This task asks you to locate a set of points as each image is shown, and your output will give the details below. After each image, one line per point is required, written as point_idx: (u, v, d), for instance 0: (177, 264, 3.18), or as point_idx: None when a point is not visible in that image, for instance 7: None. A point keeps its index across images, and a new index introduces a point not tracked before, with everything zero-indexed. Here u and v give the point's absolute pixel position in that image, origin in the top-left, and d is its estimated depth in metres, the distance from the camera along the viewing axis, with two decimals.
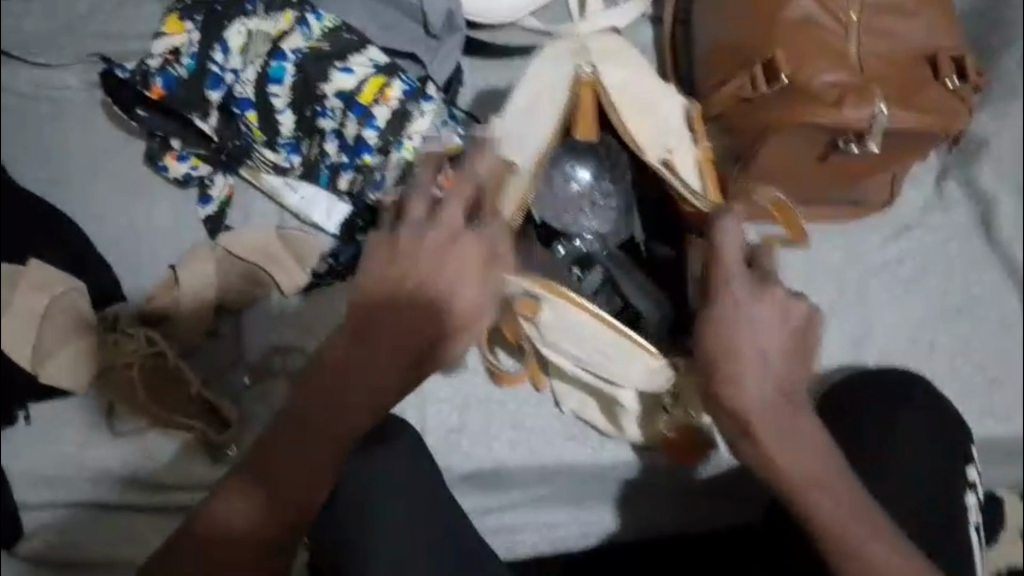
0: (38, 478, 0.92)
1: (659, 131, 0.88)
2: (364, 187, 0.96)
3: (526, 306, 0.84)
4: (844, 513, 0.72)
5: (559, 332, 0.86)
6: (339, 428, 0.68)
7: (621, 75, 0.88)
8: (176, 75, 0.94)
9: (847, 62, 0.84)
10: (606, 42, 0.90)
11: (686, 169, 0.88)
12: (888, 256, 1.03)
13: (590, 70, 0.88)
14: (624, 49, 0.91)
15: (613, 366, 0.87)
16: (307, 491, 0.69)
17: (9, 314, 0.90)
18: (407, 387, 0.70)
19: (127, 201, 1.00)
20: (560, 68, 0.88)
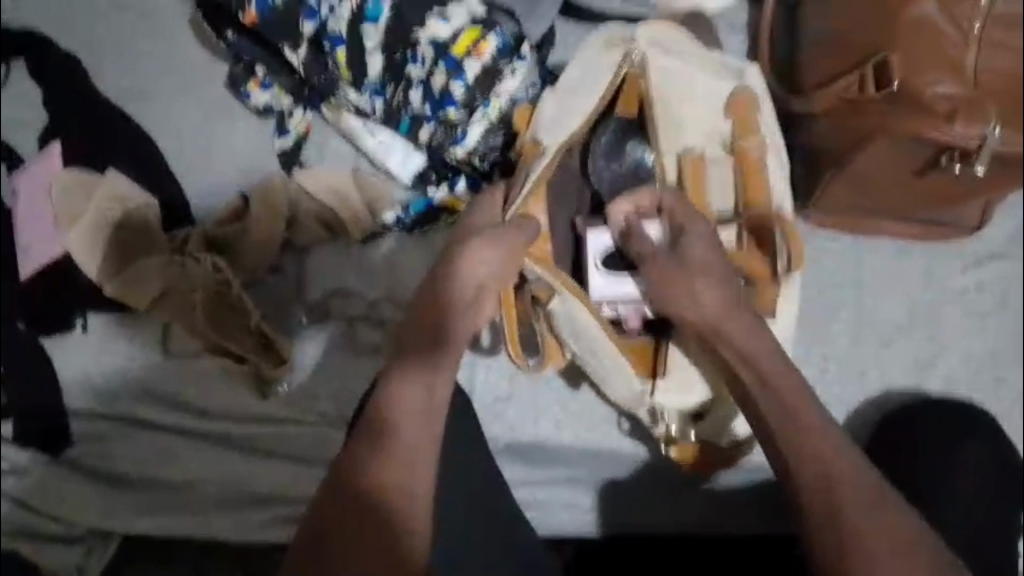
0: (84, 382, 0.94)
1: (689, 130, 0.91)
2: (444, 141, 0.95)
3: (540, 291, 0.86)
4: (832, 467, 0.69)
5: (561, 323, 0.86)
6: (400, 385, 0.73)
7: (668, 75, 0.91)
8: (271, 2, 0.91)
9: (962, 72, 0.79)
10: (659, 28, 0.92)
11: (715, 173, 0.90)
12: (968, 283, 1.00)
13: (639, 59, 0.89)
14: (677, 38, 0.92)
15: (602, 373, 0.89)
16: (367, 451, 0.70)
17: (83, 223, 0.93)
18: (443, 352, 0.75)
19: (203, 123, 1.00)
20: (608, 58, 0.89)
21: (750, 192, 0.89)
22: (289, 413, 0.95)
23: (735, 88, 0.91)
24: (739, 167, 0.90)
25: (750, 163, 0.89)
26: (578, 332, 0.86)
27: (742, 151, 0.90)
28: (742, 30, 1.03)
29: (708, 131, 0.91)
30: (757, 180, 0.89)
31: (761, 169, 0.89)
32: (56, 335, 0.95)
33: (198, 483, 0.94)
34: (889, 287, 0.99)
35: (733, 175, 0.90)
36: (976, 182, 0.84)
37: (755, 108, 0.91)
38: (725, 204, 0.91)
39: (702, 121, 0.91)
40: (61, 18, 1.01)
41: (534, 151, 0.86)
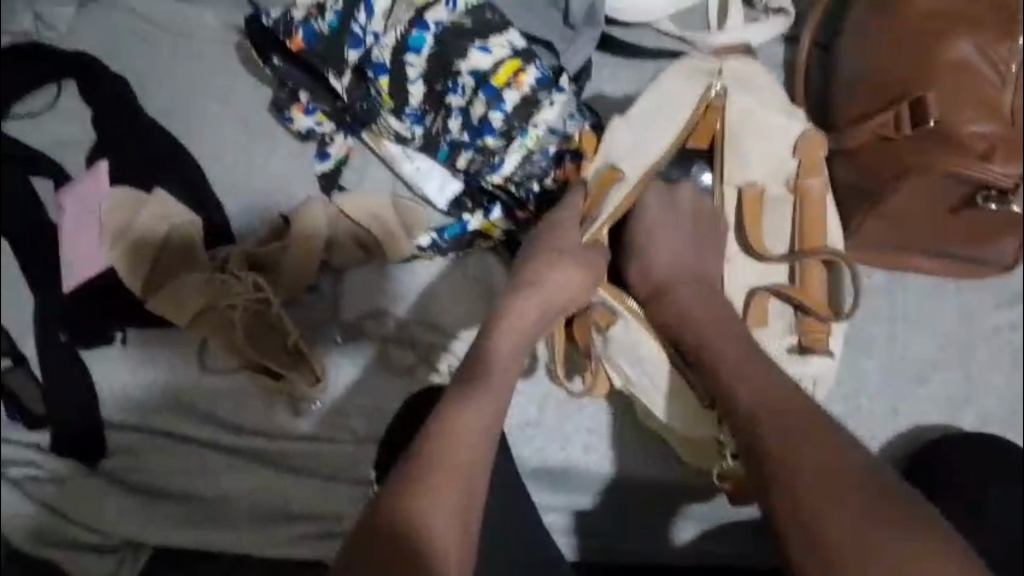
0: (121, 397, 0.96)
1: (756, 164, 0.92)
2: (481, 168, 0.96)
3: (601, 316, 0.89)
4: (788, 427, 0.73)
5: (620, 349, 0.89)
6: (442, 410, 0.73)
7: (746, 109, 0.91)
8: (318, 29, 0.95)
9: (999, 112, 0.82)
10: (743, 66, 0.93)
11: (774, 209, 0.92)
12: (1001, 320, 1.01)
13: (718, 93, 0.90)
14: (758, 73, 0.93)
15: (652, 405, 0.90)
16: (411, 471, 0.69)
17: (128, 239, 0.96)
18: (481, 377, 0.76)
19: (247, 146, 1.02)
20: (688, 89, 0.91)
21: (806, 231, 0.90)
22: (320, 432, 0.96)
23: (805, 129, 0.92)
24: (801, 205, 0.91)
25: (811, 201, 0.90)
26: (637, 355, 0.89)
27: (804, 190, 0.91)
28: (778, 65, 1.05)
29: (773, 170, 0.91)
30: (815, 219, 0.90)
31: (821, 208, 0.90)
32: (96, 347, 0.97)
33: (230, 498, 0.95)
34: (921, 325, 1.00)
35: (792, 213, 0.92)
36: (1006, 219, 0.88)
37: (824, 150, 0.91)
38: (781, 241, 0.92)
39: (769, 156, 0.91)
40: (113, 42, 1.04)
41: (614, 178, 0.87)
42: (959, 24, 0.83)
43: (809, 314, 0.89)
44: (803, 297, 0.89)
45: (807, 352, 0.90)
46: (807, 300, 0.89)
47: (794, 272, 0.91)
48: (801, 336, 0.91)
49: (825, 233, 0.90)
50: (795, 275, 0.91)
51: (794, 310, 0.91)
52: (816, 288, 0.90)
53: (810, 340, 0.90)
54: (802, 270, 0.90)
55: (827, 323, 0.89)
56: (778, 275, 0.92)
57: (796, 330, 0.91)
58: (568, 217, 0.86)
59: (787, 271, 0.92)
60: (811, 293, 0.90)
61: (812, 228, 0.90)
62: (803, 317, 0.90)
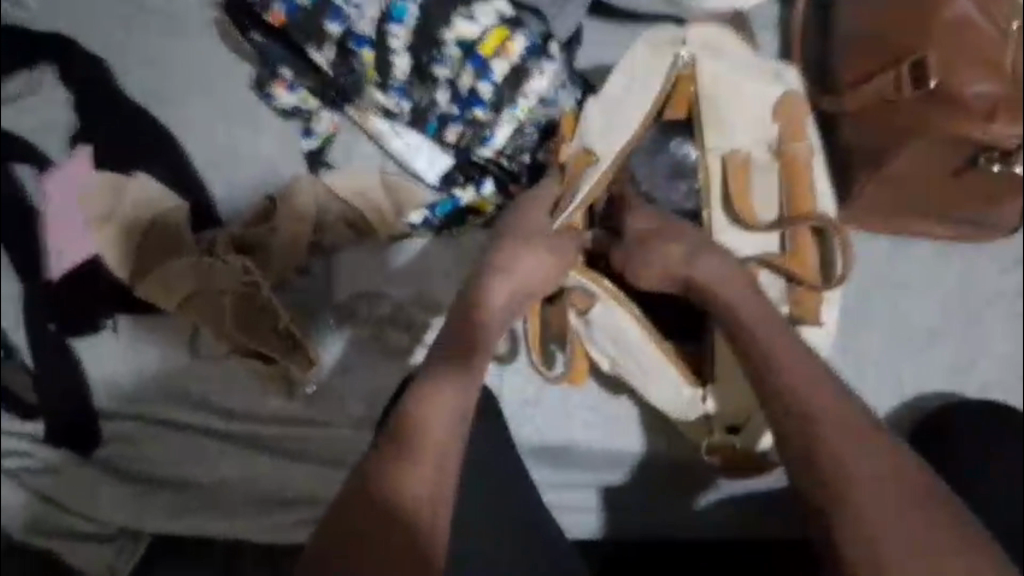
0: (113, 386, 0.95)
1: (737, 130, 0.90)
2: (472, 142, 0.95)
3: (578, 299, 0.88)
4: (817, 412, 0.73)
5: (602, 329, 0.88)
6: (422, 391, 0.72)
7: (718, 76, 0.90)
8: (297, 2, 0.91)
9: (1001, 70, 0.78)
10: (711, 32, 0.90)
11: (762, 176, 0.90)
12: (1004, 284, 0.99)
13: (689, 62, 0.89)
14: (731, 38, 0.91)
15: (642, 381, 0.89)
16: (392, 455, 0.68)
17: (114, 226, 0.95)
18: (462, 358, 0.75)
19: (231, 126, 1.00)
20: (655, 59, 0.89)
21: (795, 196, 0.89)
22: (315, 414, 0.95)
23: (784, 93, 0.91)
24: (787, 169, 0.90)
25: (797, 165, 0.89)
26: (618, 335, 0.87)
27: (788, 154, 0.89)
28: (772, 28, 1.02)
29: (755, 137, 0.91)
30: (801, 185, 0.89)
31: (806, 173, 0.89)
32: (85, 335, 0.95)
33: (226, 483, 0.94)
34: (923, 291, 0.98)
35: (777, 179, 0.90)
36: (1010, 182, 0.86)
37: (804, 112, 0.91)
38: (769, 208, 0.90)
39: (750, 122, 0.91)
40: (91, 22, 1.01)
41: (581, 160, 0.86)
42: None
43: (800, 283, 0.88)
44: (795, 265, 0.88)
45: (799, 321, 0.88)
46: (798, 268, 0.88)
47: (784, 238, 0.90)
48: (794, 305, 0.88)
49: (814, 197, 0.89)
50: (785, 243, 0.89)
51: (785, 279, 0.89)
52: (809, 254, 0.89)
53: (801, 309, 0.88)
54: (793, 236, 0.89)
55: (817, 290, 0.88)
56: (768, 244, 0.90)
57: (788, 299, 0.89)
58: (538, 201, 0.84)
59: (777, 239, 0.90)
60: (803, 261, 0.88)
61: (800, 193, 0.89)
62: (795, 286, 0.88)
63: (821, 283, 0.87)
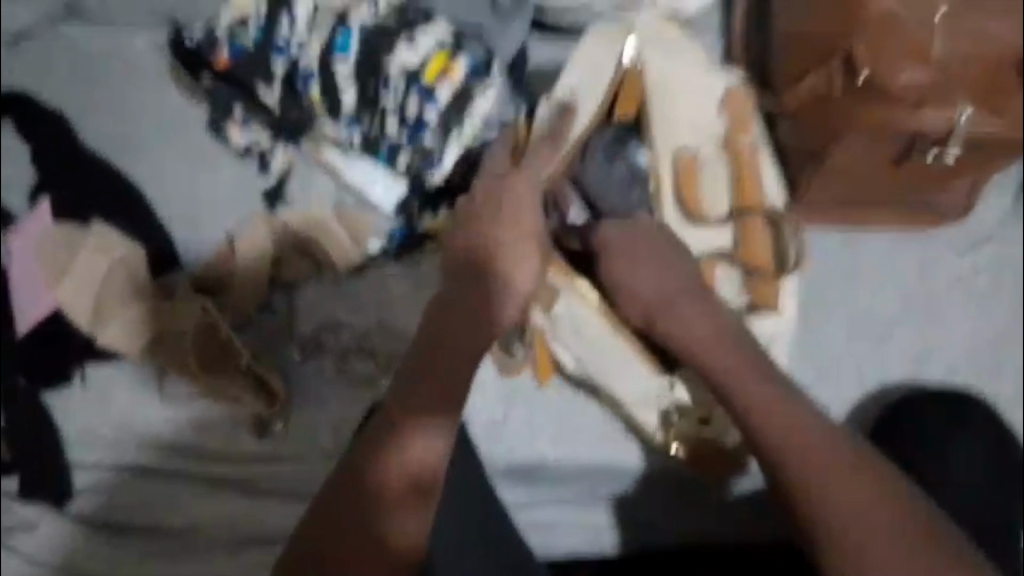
0: (88, 436, 0.96)
1: (684, 131, 0.94)
2: (421, 167, 0.96)
3: (541, 297, 0.89)
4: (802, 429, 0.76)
5: (565, 327, 0.90)
6: (419, 423, 0.73)
7: (663, 72, 0.93)
8: (242, 45, 0.93)
9: (931, 61, 0.78)
10: (662, 27, 0.94)
11: (709, 171, 0.94)
12: (964, 267, 1.00)
13: (635, 57, 0.92)
14: (674, 32, 0.94)
15: (610, 377, 0.91)
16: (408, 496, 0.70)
17: (74, 277, 0.96)
18: (452, 387, 0.75)
19: (187, 168, 1.01)
20: (604, 55, 0.92)
21: (744, 189, 0.93)
22: (284, 451, 0.95)
23: (729, 89, 0.94)
24: (734, 164, 0.93)
25: (743, 160, 0.93)
26: (582, 333, 0.90)
27: (736, 151, 0.93)
28: (715, 34, 1.04)
29: (703, 133, 0.94)
30: (750, 179, 0.93)
31: (752, 166, 0.93)
32: (56, 389, 0.97)
33: (197, 527, 0.94)
34: (884, 281, 0.99)
35: (727, 175, 0.94)
36: (952, 168, 0.87)
37: (749, 107, 0.94)
38: (719, 202, 0.93)
39: (697, 119, 0.94)
40: (43, 76, 1.03)
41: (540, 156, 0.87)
42: None
43: (756, 272, 0.92)
44: (748, 256, 0.92)
45: (758, 310, 0.92)
46: (751, 261, 0.92)
47: (736, 230, 0.93)
48: (751, 296, 0.92)
49: (761, 189, 0.93)
50: (738, 236, 0.92)
51: (740, 272, 0.92)
52: (759, 243, 0.92)
53: (759, 298, 0.92)
54: (744, 228, 0.92)
55: (773, 278, 0.91)
56: (721, 239, 0.93)
57: (744, 289, 0.92)
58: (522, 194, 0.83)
59: (729, 234, 0.93)
60: (754, 249, 0.92)
61: (745, 188, 0.92)
62: (751, 278, 0.92)
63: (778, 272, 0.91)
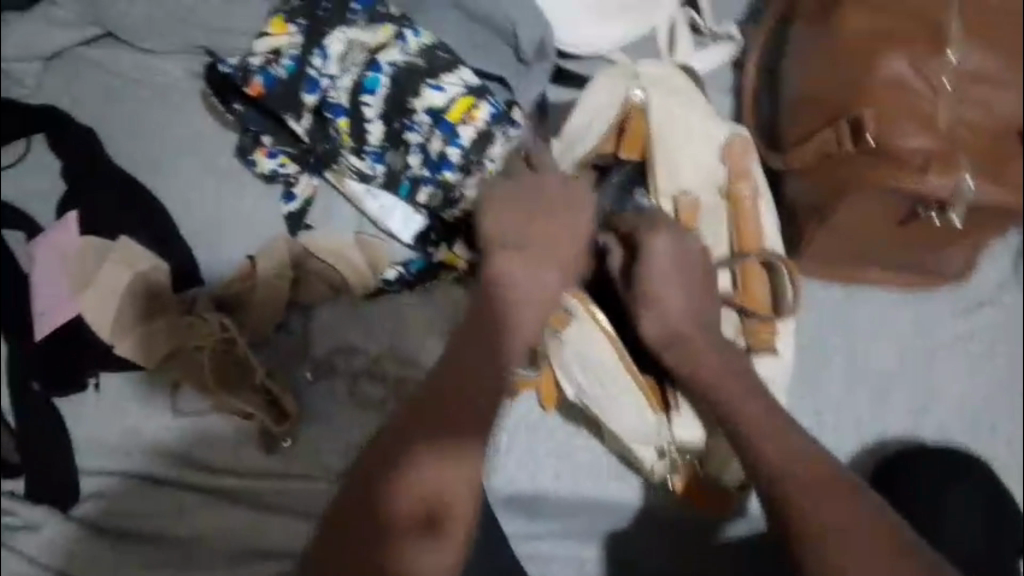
0: (96, 443, 0.98)
1: (686, 176, 0.96)
2: (442, 203, 0.99)
3: (556, 320, 0.90)
4: (789, 452, 0.80)
5: (573, 356, 0.92)
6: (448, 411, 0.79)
7: (664, 116, 0.95)
8: (276, 75, 0.96)
9: (934, 125, 0.83)
10: (661, 71, 0.97)
11: (709, 217, 0.96)
12: (960, 329, 1.03)
13: (640, 96, 0.95)
14: (679, 76, 0.98)
15: (612, 413, 0.93)
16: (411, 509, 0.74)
17: (96, 287, 0.97)
18: (476, 395, 0.79)
19: (212, 189, 1.04)
20: (611, 94, 0.95)
21: (742, 237, 0.95)
22: (294, 468, 0.97)
23: (730, 137, 0.97)
24: (733, 211, 0.96)
25: (742, 208, 0.95)
26: (591, 364, 0.91)
27: (736, 197, 0.95)
28: (728, 91, 1.09)
29: (707, 180, 0.96)
30: (749, 224, 0.95)
31: (752, 214, 0.95)
32: (70, 394, 0.99)
33: (204, 537, 0.95)
34: (883, 337, 1.02)
35: (726, 220, 0.96)
36: (956, 231, 0.90)
37: (749, 156, 0.97)
38: (719, 245, 0.96)
39: (700, 165, 0.96)
40: (79, 92, 1.07)
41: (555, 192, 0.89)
42: (895, 44, 0.85)
43: (753, 316, 0.93)
44: (747, 301, 0.93)
45: (756, 351, 0.94)
46: (750, 303, 0.93)
47: (734, 276, 0.95)
48: (748, 338, 0.94)
49: (761, 237, 0.95)
50: (736, 279, 0.94)
51: (738, 313, 0.95)
52: (757, 288, 0.94)
53: (756, 340, 0.94)
54: (743, 273, 0.94)
55: (770, 320, 0.94)
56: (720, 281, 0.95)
57: (743, 332, 0.95)
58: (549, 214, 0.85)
59: (728, 276, 0.95)
60: (752, 294, 0.94)
61: (745, 237, 0.95)
62: (749, 319, 0.94)
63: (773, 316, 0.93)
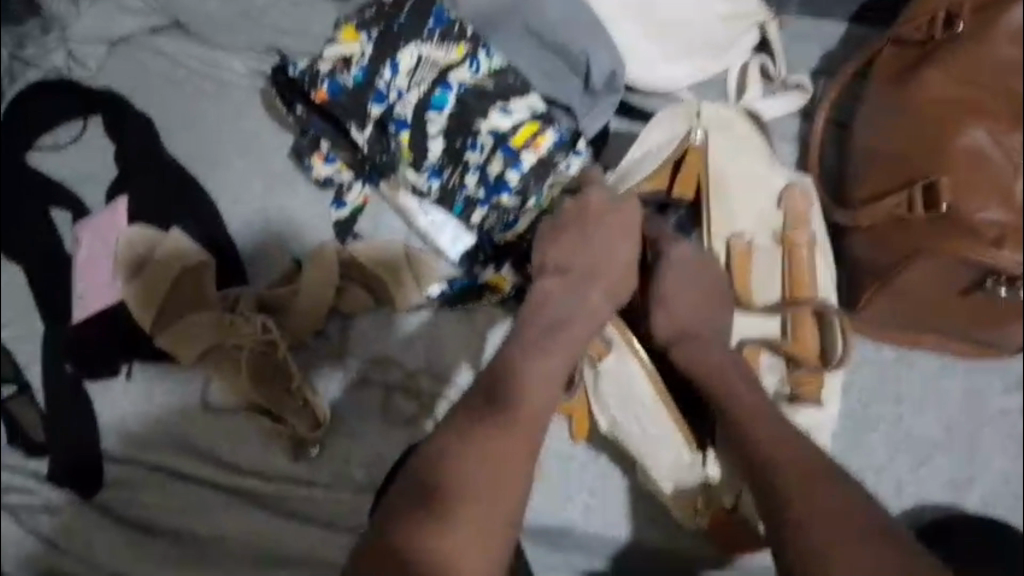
0: (119, 430, 0.98)
1: (740, 218, 0.94)
2: (495, 225, 0.98)
3: (594, 347, 0.89)
4: (806, 479, 0.76)
5: (611, 385, 0.89)
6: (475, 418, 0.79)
7: (725, 157, 0.94)
8: (343, 83, 0.96)
9: (1011, 200, 0.83)
10: (723, 110, 0.95)
11: (763, 261, 0.94)
12: (1009, 404, 1.01)
13: (700, 137, 0.94)
14: (738, 117, 0.95)
15: (642, 445, 0.90)
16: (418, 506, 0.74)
17: (141, 276, 0.96)
18: (500, 402, 0.79)
19: (264, 188, 1.04)
20: (673, 131, 0.94)
21: (795, 285, 0.93)
22: (318, 477, 0.96)
23: (788, 184, 0.95)
24: (788, 259, 0.93)
25: (797, 256, 0.93)
26: (629, 396, 0.89)
27: (790, 243, 0.93)
28: (792, 139, 1.07)
29: (761, 225, 0.94)
30: (803, 272, 0.93)
31: (806, 262, 0.93)
32: (101, 380, 0.99)
33: (226, 539, 0.94)
34: (927, 406, 1.00)
35: (780, 267, 0.94)
36: (1021, 306, 0.88)
37: (807, 207, 0.95)
38: (772, 291, 0.94)
39: (754, 209, 0.94)
40: (143, 79, 1.07)
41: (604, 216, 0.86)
42: (977, 116, 0.85)
43: (801, 365, 0.91)
44: (797, 349, 0.91)
45: (798, 402, 0.92)
46: (800, 351, 0.91)
47: (787, 320, 0.93)
48: (795, 388, 0.92)
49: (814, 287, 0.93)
50: (787, 326, 0.92)
51: (786, 362, 0.93)
52: (809, 337, 0.92)
53: (802, 391, 0.92)
54: (794, 321, 0.92)
55: (819, 373, 0.91)
56: (769, 326, 0.93)
57: (788, 381, 0.93)
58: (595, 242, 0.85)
59: (778, 321, 0.93)
60: (803, 342, 0.91)
61: (800, 288, 0.92)
62: (796, 369, 0.92)
63: (822, 368, 0.90)
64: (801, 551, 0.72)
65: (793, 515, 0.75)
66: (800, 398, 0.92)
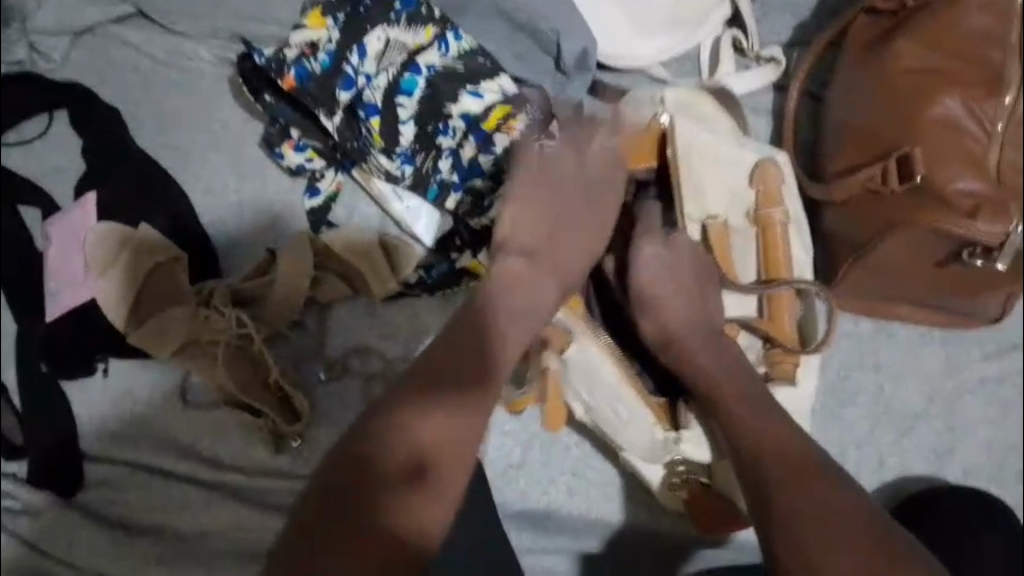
0: (99, 428, 0.97)
1: (713, 198, 0.92)
2: (470, 211, 0.96)
3: (556, 338, 0.86)
4: (789, 463, 0.77)
5: (578, 374, 0.88)
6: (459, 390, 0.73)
7: (694, 137, 0.90)
8: (310, 69, 0.94)
9: (983, 168, 0.84)
10: (687, 96, 0.93)
11: (739, 240, 0.94)
12: (987, 372, 1.02)
13: (667, 119, 0.89)
14: (702, 99, 0.94)
15: (614, 427, 0.90)
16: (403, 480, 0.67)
17: (111, 274, 0.94)
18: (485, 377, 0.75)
19: (237, 180, 1.03)
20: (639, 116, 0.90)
21: (770, 265, 0.92)
22: (300, 469, 0.95)
23: (761, 160, 0.94)
24: (763, 237, 0.93)
25: (771, 234, 0.93)
26: (596, 383, 0.88)
27: (766, 220, 0.93)
28: (767, 114, 1.07)
29: (735, 204, 0.94)
30: (777, 250, 0.92)
31: (780, 240, 0.93)
32: (79, 379, 0.98)
33: (209, 536, 0.93)
34: (907, 378, 1.00)
35: (755, 245, 0.94)
36: (995, 276, 0.88)
37: (779, 182, 0.93)
38: (748, 270, 0.94)
39: (727, 189, 0.93)
40: (109, 71, 1.05)
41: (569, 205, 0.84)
42: (951, 85, 0.85)
43: (777, 345, 0.91)
44: (772, 329, 0.91)
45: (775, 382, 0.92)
46: (777, 334, 0.91)
47: (762, 303, 0.92)
48: (769, 367, 0.92)
49: (788, 265, 0.93)
50: (763, 307, 0.92)
51: (763, 342, 0.92)
52: (785, 318, 0.91)
53: (778, 370, 0.91)
54: (770, 302, 0.92)
55: (794, 352, 0.91)
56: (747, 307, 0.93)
57: (765, 361, 0.92)
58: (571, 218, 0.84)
59: (755, 302, 0.93)
60: (780, 323, 0.91)
61: (775, 268, 0.92)
62: (772, 348, 0.92)
63: (798, 350, 0.90)
64: (785, 534, 0.72)
65: (777, 499, 0.74)
66: (780, 377, 0.91)
